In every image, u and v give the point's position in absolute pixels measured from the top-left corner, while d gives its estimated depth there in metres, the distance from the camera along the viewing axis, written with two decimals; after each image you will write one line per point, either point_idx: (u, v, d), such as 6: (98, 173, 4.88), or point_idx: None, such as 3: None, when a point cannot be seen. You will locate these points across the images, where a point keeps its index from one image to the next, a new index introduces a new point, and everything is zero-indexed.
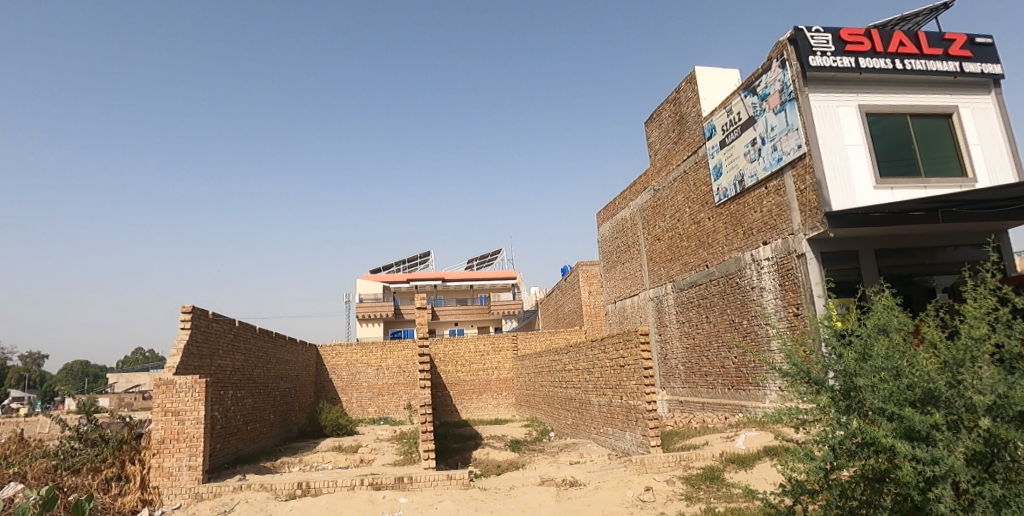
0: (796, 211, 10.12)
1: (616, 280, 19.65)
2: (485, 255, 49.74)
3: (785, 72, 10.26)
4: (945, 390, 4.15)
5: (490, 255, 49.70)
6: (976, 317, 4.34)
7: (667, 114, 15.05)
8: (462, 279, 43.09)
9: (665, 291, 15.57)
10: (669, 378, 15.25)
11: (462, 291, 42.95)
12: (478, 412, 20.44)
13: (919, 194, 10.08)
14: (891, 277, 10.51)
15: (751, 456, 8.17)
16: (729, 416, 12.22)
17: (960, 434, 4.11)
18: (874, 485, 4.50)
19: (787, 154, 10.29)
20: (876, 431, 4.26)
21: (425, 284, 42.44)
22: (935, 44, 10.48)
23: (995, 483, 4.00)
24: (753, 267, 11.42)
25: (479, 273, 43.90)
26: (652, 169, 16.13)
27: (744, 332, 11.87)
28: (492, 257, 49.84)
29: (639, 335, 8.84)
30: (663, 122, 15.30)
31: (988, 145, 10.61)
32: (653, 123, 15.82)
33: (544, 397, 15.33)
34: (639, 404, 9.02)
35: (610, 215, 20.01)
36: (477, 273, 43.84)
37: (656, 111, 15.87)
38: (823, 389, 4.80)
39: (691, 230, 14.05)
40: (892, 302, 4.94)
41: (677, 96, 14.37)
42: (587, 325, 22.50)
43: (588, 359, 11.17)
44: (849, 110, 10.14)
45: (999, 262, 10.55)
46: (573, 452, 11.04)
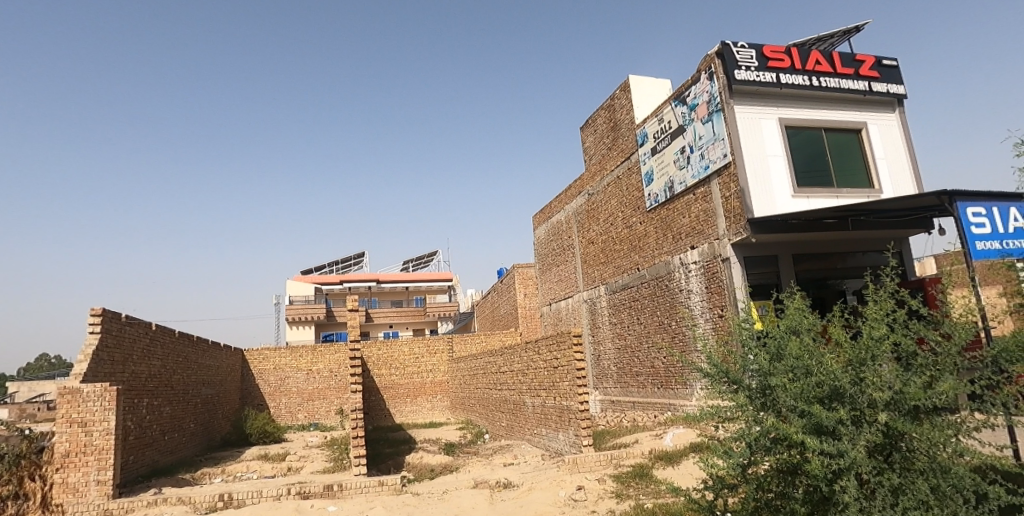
0: (721, 217, 10.61)
1: (551, 282, 19.86)
2: (420, 256, 49.29)
3: (712, 84, 10.73)
4: (849, 387, 4.50)
5: (426, 256, 49.34)
6: (876, 319, 4.73)
7: (601, 121, 15.39)
8: (397, 280, 42.45)
9: (598, 293, 15.92)
10: (602, 379, 15.57)
11: (397, 293, 42.31)
12: (412, 416, 20.15)
13: (831, 203, 10.81)
14: (807, 280, 11.20)
15: (678, 453, 8.46)
16: (658, 414, 12.61)
17: (862, 428, 4.46)
18: (788, 477, 4.80)
19: (714, 163, 10.76)
20: (789, 428, 4.53)
21: (359, 286, 41.45)
22: (847, 64, 11.28)
23: (893, 473, 4.40)
24: (681, 270, 11.86)
25: (416, 274, 43.35)
26: (587, 173, 16.44)
27: (672, 333, 12.29)
28: (428, 259, 49.45)
29: (573, 336, 8.97)
30: (597, 128, 15.63)
31: (892, 159, 11.51)
32: (588, 128, 16.15)
33: (479, 400, 15.33)
34: (572, 405, 9.14)
35: (546, 218, 20.22)
36: (414, 274, 43.28)
37: (591, 117, 16.19)
38: (740, 388, 5.07)
39: (624, 234, 14.43)
40: (803, 304, 5.26)
41: (612, 103, 14.72)
42: (522, 327, 22.72)
43: (523, 360, 11.23)
44: (770, 122, 10.72)
45: (899, 267, 11.47)
46: (507, 454, 11.07)
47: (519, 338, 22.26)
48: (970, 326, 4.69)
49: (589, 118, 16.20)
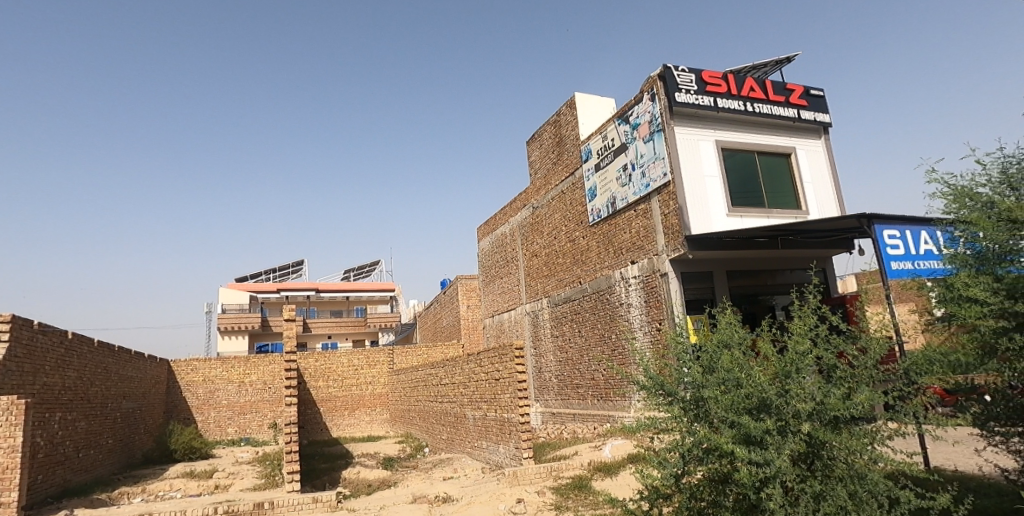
0: (660, 233, 10.96)
1: (494, 294, 19.87)
2: (362, 266, 48.36)
3: (654, 105, 11.12)
4: (776, 399, 4.73)
5: (368, 266, 48.44)
6: (800, 333, 5.02)
7: (547, 136, 15.63)
8: (337, 290, 41.41)
9: (541, 306, 16.06)
10: (543, 391, 15.67)
11: (337, 303, 41.27)
12: (350, 429, 19.59)
13: (762, 222, 11.38)
14: (739, 296, 11.71)
15: (616, 464, 8.60)
16: (597, 426, 12.78)
17: (787, 437, 4.70)
18: (719, 486, 4.98)
19: (654, 181, 11.13)
20: (720, 438, 4.71)
21: (297, 295, 40.08)
22: (778, 92, 11.95)
23: (815, 480, 4.65)
24: (622, 284, 12.14)
25: (357, 284, 42.38)
26: (532, 187, 16.62)
27: (613, 346, 12.53)
28: (370, 269, 48.55)
29: (515, 349, 9.00)
30: (543, 143, 15.86)
31: (818, 183, 12.24)
32: (534, 142, 16.36)
33: (419, 412, 15.08)
34: (512, 417, 9.14)
35: (490, 230, 20.27)
36: (355, 284, 42.30)
37: (537, 132, 16.42)
38: (675, 399, 5.24)
39: (567, 248, 14.65)
40: (734, 319, 5.51)
41: (557, 119, 14.99)
42: (464, 339, 22.62)
43: (464, 373, 11.16)
44: (708, 144, 11.20)
45: (822, 284, 12.19)
46: (447, 467, 10.93)
47: (460, 350, 22.19)
48: (883, 340, 5.06)
49: (535, 133, 16.42)
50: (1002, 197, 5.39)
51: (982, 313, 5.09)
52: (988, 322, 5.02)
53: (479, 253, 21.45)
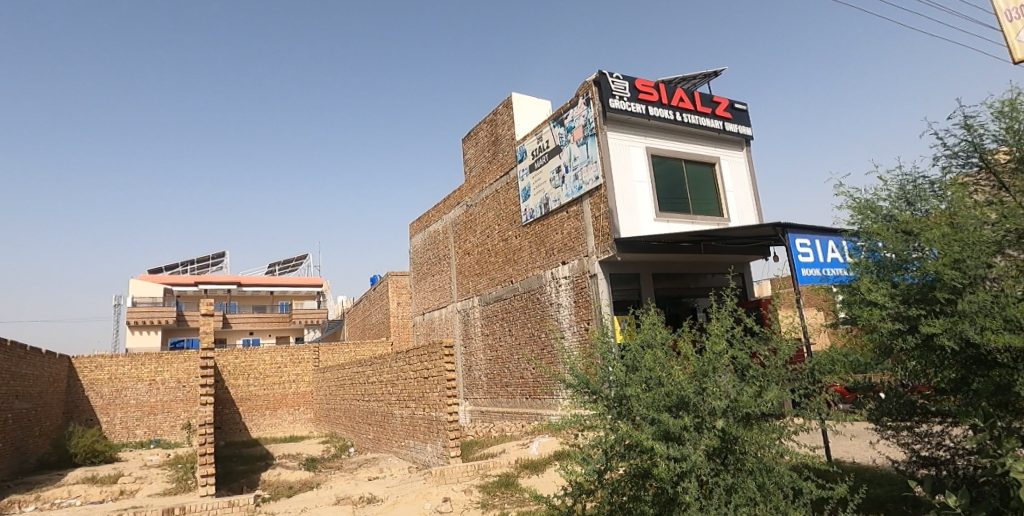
0: (590, 235, 11.22)
1: (425, 292, 19.69)
2: (289, 260, 46.67)
3: (589, 110, 11.38)
4: (693, 397, 4.99)
5: (295, 260, 46.80)
6: (717, 334, 5.31)
7: (483, 134, 15.64)
8: (261, 284, 39.72)
9: (472, 305, 16.06)
10: (472, 389, 15.68)
11: (261, 298, 39.59)
12: (271, 430, 18.85)
13: (687, 228, 11.89)
14: (664, 297, 12.16)
15: (542, 462, 8.72)
16: (525, 424, 12.92)
17: (702, 433, 4.95)
18: (639, 481, 5.18)
19: (586, 184, 11.37)
20: (641, 435, 4.90)
21: (217, 289, 38.10)
22: (705, 104, 12.51)
23: (728, 473, 4.93)
24: (552, 284, 12.34)
25: (282, 278, 40.83)
26: (466, 185, 16.59)
27: (542, 344, 12.71)
28: (297, 263, 46.90)
29: (444, 347, 8.96)
30: (479, 141, 15.87)
31: (738, 192, 12.90)
32: (469, 140, 16.34)
33: (345, 411, 14.70)
34: (441, 416, 9.07)
35: (422, 227, 20.06)
36: (280, 278, 40.69)
37: (472, 130, 16.39)
38: (599, 397, 5.41)
39: (499, 247, 14.72)
40: (657, 319, 5.76)
41: (493, 118, 15.03)
42: (393, 337, 22.30)
43: (392, 371, 10.98)
44: (638, 150, 11.55)
45: (740, 288, 12.88)
46: (373, 467, 10.72)
47: (389, 348, 21.96)
48: (792, 342, 5.42)
49: (471, 131, 16.39)
50: (898, 211, 5.87)
51: (882, 316, 5.44)
52: (887, 325, 5.37)
53: (410, 250, 21.19)
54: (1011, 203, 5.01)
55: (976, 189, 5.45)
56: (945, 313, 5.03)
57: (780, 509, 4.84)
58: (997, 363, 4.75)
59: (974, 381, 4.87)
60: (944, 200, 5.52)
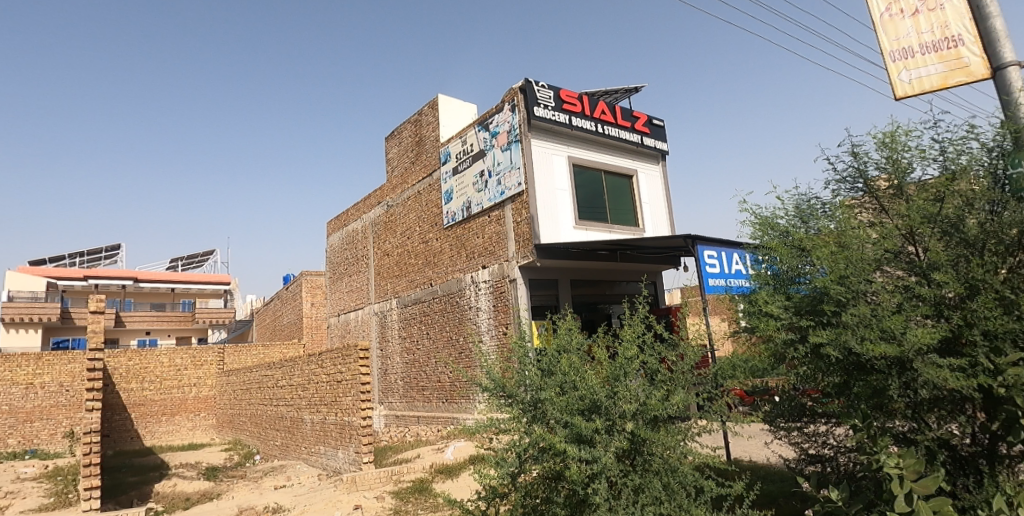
0: (511, 240, 11.34)
1: (341, 292, 19.13)
2: (194, 256, 43.94)
3: (514, 116, 11.51)
4: (605, 400, 5.15)
5: (201, 256, 44.14)
6: (629, 340, 5.52)
7: (407, 134, 15.45)
8: (161, 280, 37.18)
9: (389, 307, 15.77)
10: (387, 393, 15.39)
11: (161, 295, 37.09)
12: (167, 438, 17.65)
13: (605, 236, 12.26)
14: (581, 303, 12.48)
15: (458, 466, 8.67)
16: (441, 428, 12.83)
17: (613, 435, 5.12)
18: (552, 483, 5.27)
19: (508, 190, 11.49)
20: (554, 438, 5.00)
21: (111, 284, 35.21)
22: (626, 118, 13.00)
23: (636, 474, 5.12)
24: (472, 288, 12.34)
25: (186, 275, 38.35)
26: (387, 185, 16.30)
27: (459, 348, 12.67)
28: (202, 258, 44.23)
29: (359, 350, 8.74)
30: (402, 140, 15.66)
31: (654, 204, 13.49)
32: (393, 139, 16.08)
33: (251, 417, 13.99)
34: (354, 421, 8.82)
35: (340, 225, 19.52)
36: (185, 274, 38.20)
37: (396, 129, 16.16)
38: (514, 401, 5.48)
39: (420, 249, 14.56)
40: (572, 325, 5.91)
41: (418, 118, 14.88)
42: (305, 339, 21.82)
43: (304, 374, 10.59)
44: (561, 159, 11.80)
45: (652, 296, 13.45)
46: (279, 475, 10.24)
47: (301, 350, 21.17)
48: (698, 348, 5.69)
49: (395, 129, 16.13)
50: (794, 228, 6.31)
51: (777, 326, 5.85)
52: (782, 334, 5.78)
53: (326, 248, 20.53)
54: (889, 225, 5.52)
55: (861, 211, 5.93)
56: (831, 324, 5.44)
57: (683, 507, 5.03)
58: (874, 369, 5.23)
59: (855, 385, 5.30)
60: (834, 220, 5.99)
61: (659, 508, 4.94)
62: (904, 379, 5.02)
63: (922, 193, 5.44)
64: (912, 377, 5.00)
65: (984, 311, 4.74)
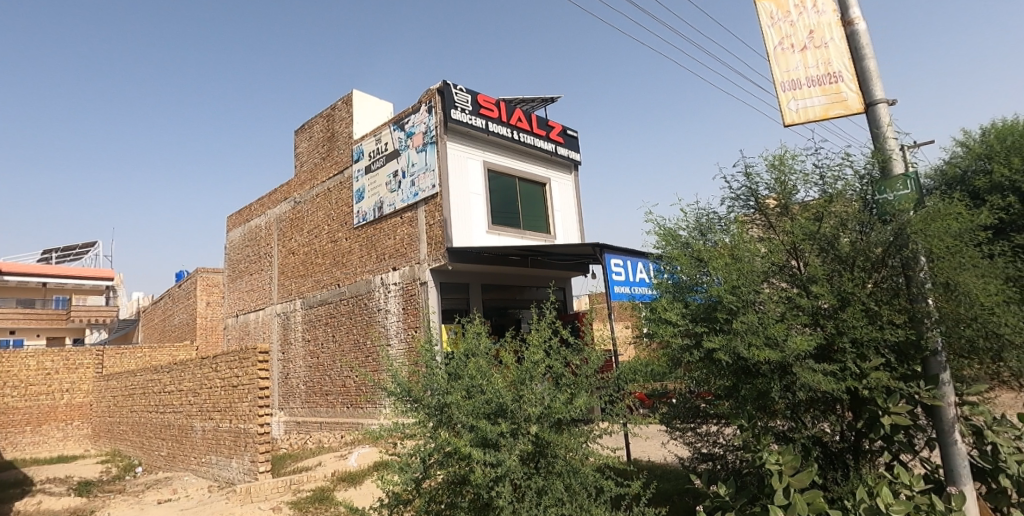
0: (423, 242, 11.26)
1: (240, 291, 18.15)
2: (71, 248, 39.98)
3: (430, 118, 11.45)
4: (510, 404, 5.23)
5: (80, 249, 40.25)
6: (536, 344, 5.63)
7: (318, 129, 14.96)
8: (31, 274, 33.47)
9: (293, 308, 15.14)
10: (288, 399, 14.75)
11: (29, 290, 33.39)
12: (32, 450, 15.92)
13: (516, 242, 12.47)
14: (491, 308, 12.58)
15: (361, 473, 8.48)
16: (344, 434, 12.46)
17: (517, 439, 5.19)
18: (456, 488, 5.26)
19: (422, 191, 11.41)
20: (459, 442, 4.99)
21: None
22: (541, 126, 13.34)
23: (539, 477, 5.20)
24: (381, 290, 12.12)
25: (61, 269, 34.79)
26: (295, 180, 15.67)
27: (365, 352, 12.39)
28: (82, 252, 40.34)
29: (257, 353, 8.36)
30: (313, 135, 15.14)
31: (565, 212, 13.88)
32: (303, 133, 15.51)
33: (133, 426, 12.92)
34: (249, 428, 8.39)
35: (241, 221, 18.54)
36: (61, 268, 34.65)
37: (306, 123, 15.60)
38: (420, 405, 5.44)
39: (327, 248, 14.12)
40: (481, 329, 5.94)
41: (330, 113, 14.45)
42: (198, 341, 20.55)
43: (195, 379, 9.95)
44: (476, 163, 11.88)
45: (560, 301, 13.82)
46: (164, 488, 9.50)
47: (194, 352, 19.86)
48: (601, 352, 5.91)
49: (305, 123, 15.58)
50: (693, 240, 6.63)
51: (675, 332, 6.15)
52: (678, 339, 6.10)
53: (226, 244, 19.41)
54: (776, 241, 5.97)
55: (752, 227, 6.34)
56: (723, 330, 5.80)
57: (583, 507, 5.19)
58: (760, 373, 5.61)
59: (743, 388, 5.68)
60: (728, 234, 6.35)
61: (560, 509, 5.05)
62: (785, 382, 5.46)
63: (804, 212, 5.90)
64: (792, 380, 5.44)
65: (852, 320, 5.28)
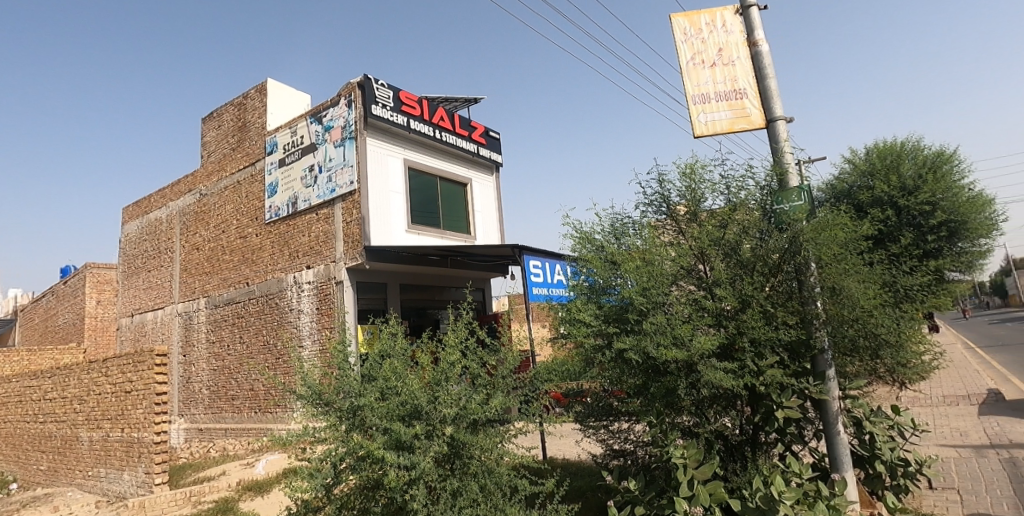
0: (339, 240, 10.93)
1: (137, 289, 16.80)
2: None
3: (350, 112, 11.14)
4: (425, 405, 5.17)
5: None
6: (452, 345, 5.60)
7: (228, 118, 14.16)
8: None
9: (196, 307, 14.21)
10: (189, 404, 13.83)
11: None
12: None
13: (436, 242, 12.38)
14: (409, 308, 12.39)
15: (268, 481, 8.11)
16: (251, 441, 11.84)
17: (433, 440, 5.14)
18: (369, 493, 5.14)
19: (339, 188, 11.07)
20: (372, 445, 4.86)
21: None
22: (463, 127, 13.35)
23: (454, 478, 5.18)
24: (293, 289, 11.64)
25: None
26: (202, 171, 14.75)
27: (275, 354, 11.85)
28: None
29: (154, 355, 7.79)
30: (222, 124, 14.31)
31: (486, 213, 13.95)
32: (212, 122, 14.62)
33: (7, 438, 11.62)
34: (144, 437, 7.78)
35: (139, 213, 17.19)
36: None
37: (215, 111, 14.73)
38: (330, 409, 5.27)
39: (236, 244, 13.38)
40: (398, 330, 5.83)
41: (242, 102, 13.72)
42: (87, 343, 18.82)
43: (82, 385, 9.12)
44: (396, 161, 11.68)
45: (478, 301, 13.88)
46: (43, 506, 8.62)
47: (83, 356, 18.17)
48: (517, 352, 5.97)
49: (214, 111, 14.70)
50: (607, 243, 6.83)
51: (588, 332, 6.31)
52: (591, 340, 6.25)
53: (122, 238, 17.91)
54: (685, 246, 6.27)
55: (664, 232, 6.62)
56: (634, 331, 6.03)
57: (498, 507, 5.21)
58: (667, 371, 5.87)
59: (652, 386, 5.92)
60: (641, 238, 6.60)
61: (474, 510, 5.06)
62: (690, 379, 5.75)
63: (711, 219, 6.24)
64: (696, 378, 5.74)
65: (751, 321, 5.64)
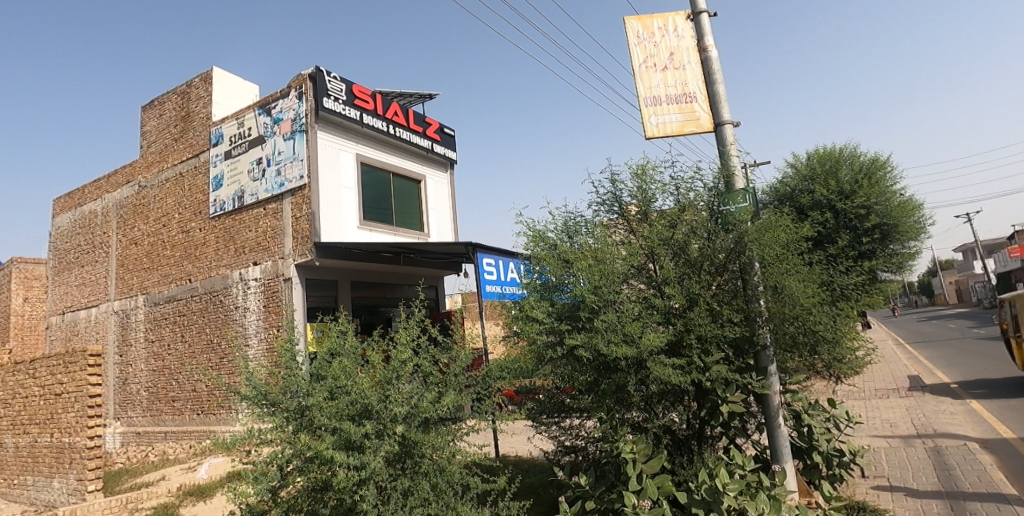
0: (288, 236, 10.64)
1: (68, 286, 15.87)
2: None
3: (300, 104, 10.85)
4: (376, 404, 5.10)
5: None
6: (403, 343, 5.54)
7: (170, 107, 13.54)
8: None
9: (134, 305, 13.55)
10: (126, 407, 13.18)
11: None
12: None
13: (389, 238, 12.22)
14: (361, 305, 12.19)
15: (211, 485, 7.82)
16: (193, 444, 11.39)
17: (383, 440, 5.07)
18: (317, 495, 5.03)
19: (288, 182, 10.77)
20: (320, 446, 4.75)
21: None
22: (418, 122, 13.22)
23: (405, 477, 5.14)
24: (239, 286, 11.26)
25: None
26: (141, 162, 14.07)
27: (220, 353, 11.44)
28: None
29: (88, 356, 7.38)
30: (164, 113, 13.68)
31: (440, 210, 13.88)
32: (153, 110, 13.96)
33: None
34: (76, 442, 7.37)
35: (72, 205, 16.23)
36: None
37: (156, 99, 14.06)
38: (277, 409, 5.13)
39: (178, 239, 12.83)
40: (348, 328, 5.72)
41: (185, 90, 13.15)
42: (12, 344, 17.65)
43: (7, 388, 8.56)
44: (348, 156, 11.45)
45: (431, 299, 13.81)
46: None
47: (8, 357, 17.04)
48: (469, 350, 5.96)
49: (155, 99, 14.04)
50: (560, 242, 6.90)
51: (540, 330, 6.35)
52: (543, 337, 6.30)
53: (52, 232, 16.88)
54: (635, 245, 6.40)
55: (615, 231, 6.74)
56: (585, 328, 6.11)
57: (449, 506, 5.20)
58: (618, 368, 5.99)
59: (603, 382, 6.02)
60: (593, 237, 6.69)
61: (425, 509, 5.03)
62: (639, 376, 5.89)
63: (660, 219, 6.39)
64: (645, 374, 5.88)
65: (698, 319, 5.82)
